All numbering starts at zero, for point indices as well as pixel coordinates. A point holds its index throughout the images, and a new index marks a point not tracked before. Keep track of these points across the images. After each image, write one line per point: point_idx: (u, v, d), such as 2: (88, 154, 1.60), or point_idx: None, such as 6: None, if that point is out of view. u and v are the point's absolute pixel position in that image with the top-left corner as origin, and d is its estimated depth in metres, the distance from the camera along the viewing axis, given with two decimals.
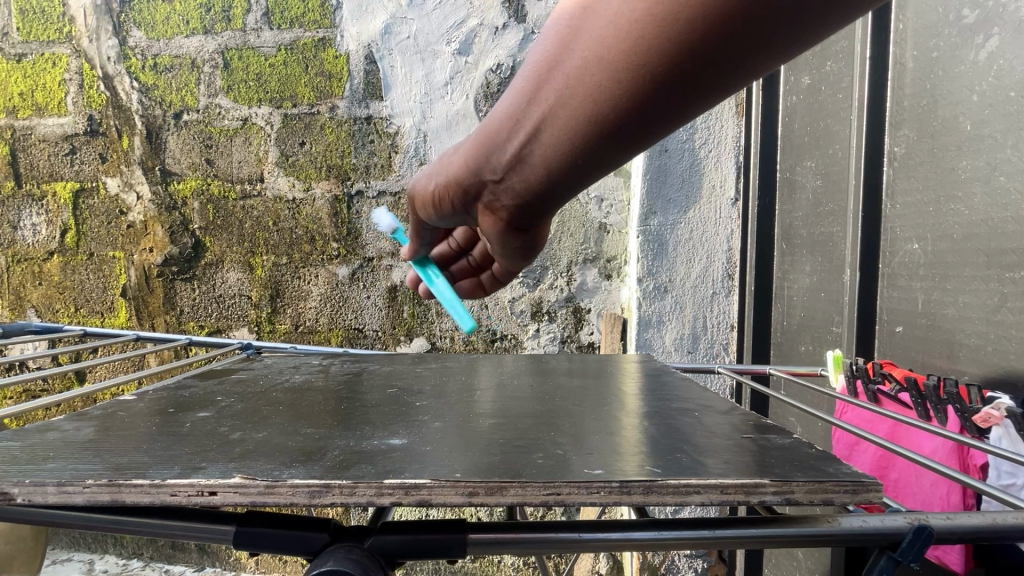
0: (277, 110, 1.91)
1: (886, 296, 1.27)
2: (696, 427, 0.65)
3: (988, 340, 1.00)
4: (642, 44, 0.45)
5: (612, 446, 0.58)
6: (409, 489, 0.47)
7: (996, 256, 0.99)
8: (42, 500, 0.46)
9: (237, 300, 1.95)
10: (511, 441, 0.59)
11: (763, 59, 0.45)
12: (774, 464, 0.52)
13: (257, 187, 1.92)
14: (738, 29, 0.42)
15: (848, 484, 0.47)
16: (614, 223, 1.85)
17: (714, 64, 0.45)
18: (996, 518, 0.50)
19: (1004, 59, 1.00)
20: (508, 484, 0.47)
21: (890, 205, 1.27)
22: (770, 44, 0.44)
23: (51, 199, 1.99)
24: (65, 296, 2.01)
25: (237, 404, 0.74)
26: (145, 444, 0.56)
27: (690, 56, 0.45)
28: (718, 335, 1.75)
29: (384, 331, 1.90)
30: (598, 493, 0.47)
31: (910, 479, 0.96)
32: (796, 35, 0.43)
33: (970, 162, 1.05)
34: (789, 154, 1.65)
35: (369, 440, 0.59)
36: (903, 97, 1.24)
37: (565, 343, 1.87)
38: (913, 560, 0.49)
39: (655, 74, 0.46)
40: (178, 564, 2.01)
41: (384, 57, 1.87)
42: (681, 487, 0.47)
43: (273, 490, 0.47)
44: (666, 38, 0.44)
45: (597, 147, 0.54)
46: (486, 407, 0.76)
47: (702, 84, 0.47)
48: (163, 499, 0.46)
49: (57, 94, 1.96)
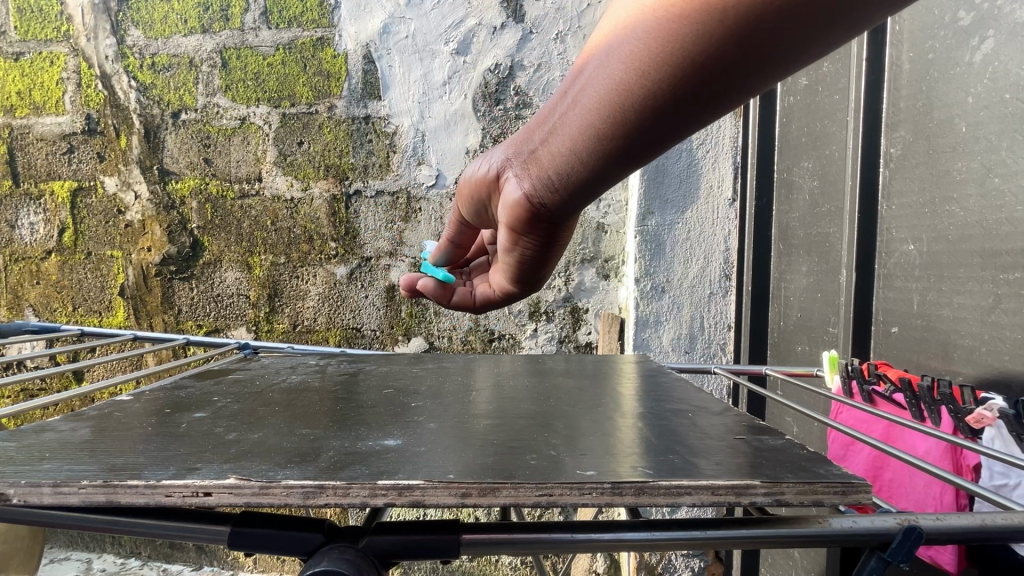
0: (276, 109, 1.91)
1: (881, 297, 1.28)
2: (690, 428, 0.65)
3: (982, 340, 1.01)
4: (682, 19, 0.47)
5: (606, 447, 0.58)
6: (403, 489, 0.47)
7: (990, 257, 1.00)
8: (39, 500, 0.47)
9: (235, 299, 1.95)
10: (505, 442, 0.60)
11: (802, 47, 0.47)
12: (766, 465, 0.52)
13: (255, 186, 1.92)
14: (777, 10, 0.44)
15: (838, 485, 0.48)
16: (612, 223, 1.85)
17: (751, 45, 0.47)
18: (986, 518, 0.51)
19: (999, 60, 1.00)
20: (502, 485, 0.47)
21: (886, 206, 1.27)
22: (800, 35, 0.46)
23: (49, 198, 1.99)
24: (62, 296, 2.01)
25: (234, 404, 0.75)
26: (141, 444, 0.57)
27: (724, 32, 0.46)
28: (716, 335, 1.74)
29: (382, 330, 1.90)
30: (590, 494, 0.47)
31: (904, 479, 0.97)
32: (835, 28, 0.45)
33: (965, 164, 1.06)
34: (787, 154, 1.65)
35: (364, 440, 0.60)
36: (899, 98, 1.24)
37: (563, 343, 1.87)
38: (903, 560, 0.49)
39: (689, 46, 0.48)
40: (177, 562, 2.01)
41: (383, 56, 1.87)
42: (673, 488, 0.47)
43: (268, 491, 0.47)
44: (705, 12, 0.46)
45: (625, 123, 0.55)
46: (482, 407, 0.76)
47: (737, 64, 0.48)
48: (158, 500, 0.47)
49: (55, 93, 1.96)
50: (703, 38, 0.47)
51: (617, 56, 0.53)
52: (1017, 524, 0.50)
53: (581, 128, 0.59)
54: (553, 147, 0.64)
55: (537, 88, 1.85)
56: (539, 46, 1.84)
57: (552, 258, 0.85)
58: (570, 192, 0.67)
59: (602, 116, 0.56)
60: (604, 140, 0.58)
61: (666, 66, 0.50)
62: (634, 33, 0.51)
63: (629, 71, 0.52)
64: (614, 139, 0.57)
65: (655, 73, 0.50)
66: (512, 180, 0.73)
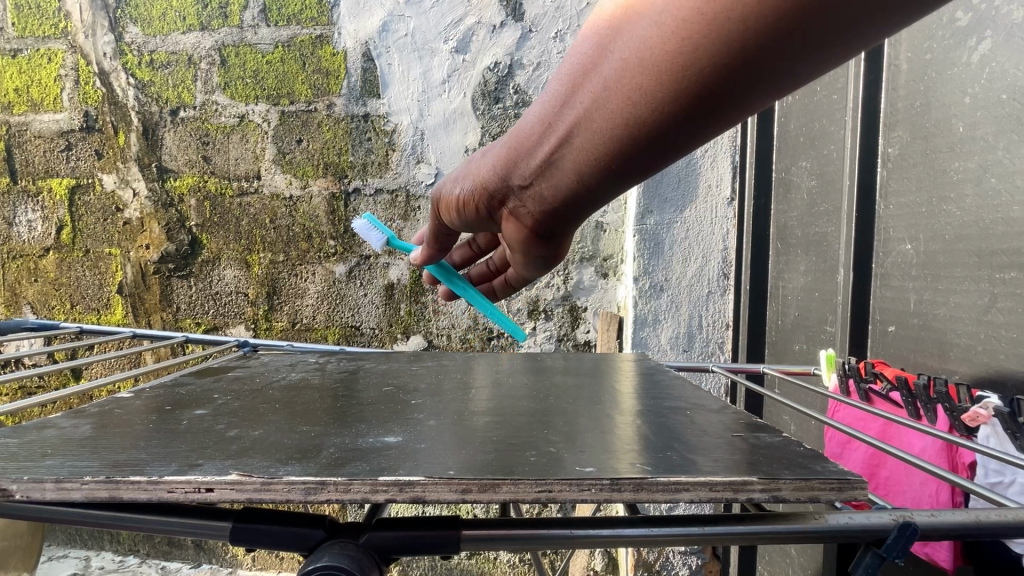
0: (274, 107, 1.90)
1: (878, 296, 1.28)
2: (688, 425, 0.66)
3: (977, 340, 1.02)
4: (686, 47, 0.47)
5: (604, 444, 0.58)
6: (403, 486, 0.47)
7: (987, 257, 1.00)
8: (41, 496, 0.47)
9: (234, 298, 1.95)
10: (505, 438, 0.60)
11: (803, 68, 0.47)
12: (763, 462, 0.53)
13: (254, 184, 1.92)
14: (778, 38, 0.44)
15: (833, 481, 0.48)
16: (610, 222, 1.86)
17: (753, 72, 0.47)
18: (979, 514, 0.51)
19: (996, 61, 1.01)
20: (502, 481, 0.48)
21: (883, 206, 1.28)
22: (802, 57, 0.45)
23: (47, 196, 1.98)
24: (60, 293, 2.01)
25: (234, 402, 0.75)
26: (142, 441, 0.57)
27: (727, 64, 0.46)
28: (714, 334, 1.76)
29: (381, 329, 1.90)
30: (589, 490, 0.48)
31: (900, 477, 0.97)
32: (836, 49, 0.45)
33: (962, 164, 1.06)
34: (785, 154, 1.66)
35: (364, 437, 0.60)
36: (897, 97, 1.25)
37: (561, 342, 1.88)
38: (898, 556, 0.50)
39: (692, 78, 0.48)
40: (175, 560, 2.01)
41: (382, 54, 1.87)
42: (671, 484, 0.48)
43: (270, 487, 0.47)
44: (706, 43, 0.46)
45: (631, 147, 0.57)
46: (482, 405, 0.76)
47: (739, 90, 0.49)
48: (161, 496, 0.47)
49: (52, 90, 1.96)
50: (708, 68, 0.47)
51: (616, 84, 0.53)
52: (1011, 521, 0.51)
53: (587, 151, 0.60)
54: (558, 166, 0.66)
55: (535, 86, 1.85)
56: (538, 45, 1.84)
57: (559, 250, 0.88)
58: (579, 201, 0.70)
59: (608, 140, 0.57)
60: (611, 161, 0.60)
61: (668, 96, 0.50)
62: (634, 58, 0.50)
63: (632, 101, 0.52)
64: (620, 159, 0.59)
65: (660, 100, 0.51)
66: (516, 194, 0.74)
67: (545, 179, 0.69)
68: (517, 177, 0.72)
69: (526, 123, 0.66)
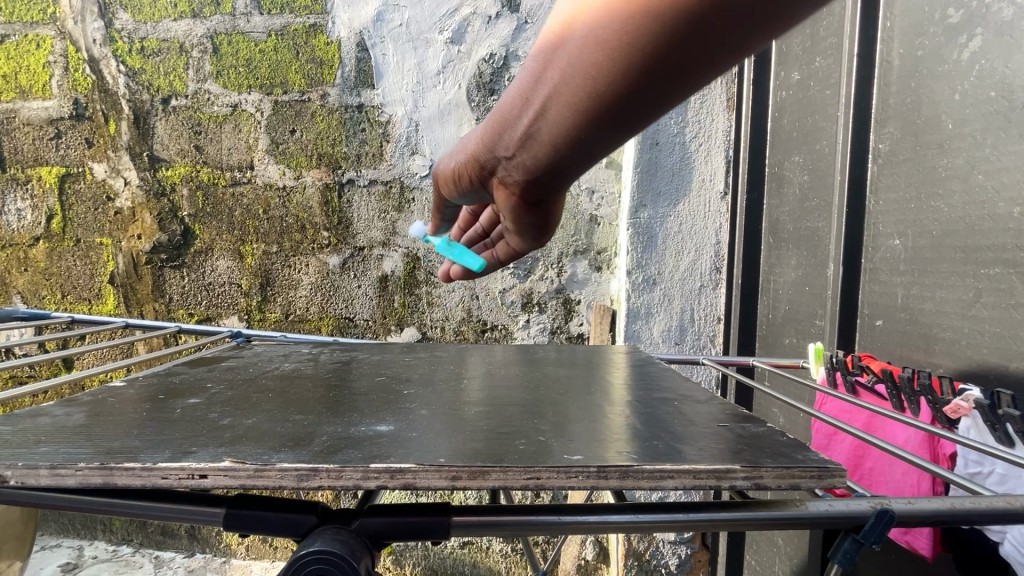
0: (268, 97, 1.89)
1: (867, 290, 1.30)
2: (675, 415, 0.67)
3: (962, 334, 1.03)
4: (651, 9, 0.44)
5: (593, 434, 0.60)
6: (395, 472, 0.48)
7: (972, 253, 1.02)
8: (36, 482, 0.47)
9: (227, 288, 1.94)
10: (496, 428, 0.61)
11: (770, 21, 0.44)
12: (746, 450, 0.54)
13: (247, 174, 1.91)
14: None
15: (814, 469, 0.50)
16: (604, 215, 1.86)
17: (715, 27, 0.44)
18: (955, 502, 0.53)
19: (986, 59, 1.02)
20: (491, 468, 0.48)
21: (874, 201, 1.29)
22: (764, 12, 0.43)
23: (37, 183, 1.97)
24: (51, 282, 1.99)
25: (227, 391, 0.75)
26: (136, 428, 0.57)
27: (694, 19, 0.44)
28: (705, 327, 1.78)
29: (375, 320, 1.91)
30: (576, 478, 0.49)
31: (883, 467, 0.99)
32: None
33: (950, 161, 1.08)
34: (778, 148, 1.67)
35: (357, 426, 0.61)
36: (889, 94, 1.26)
37: (555, 334, 1.89)
38: (875, 541, 0.52)
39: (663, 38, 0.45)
40: (169, 550, 2.02)
41: (376, 44, 1.86)
42: (656, 472, 0.49)
43: (262, 473, 0.48)
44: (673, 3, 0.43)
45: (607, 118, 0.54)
46: (474, 395, 0.77)
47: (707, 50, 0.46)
48: (155, 482, 0.47)
49: (41, 77, 1.93)
50: (678, 24, 0.44)
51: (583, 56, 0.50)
52: (987, 508, 0.52)
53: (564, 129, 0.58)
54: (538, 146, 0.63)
55: None
56: (534, 37, 1.83)
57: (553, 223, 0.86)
58: (560, 174, 0.67)
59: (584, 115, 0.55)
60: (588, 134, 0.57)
61: (638, 60, 0.47)
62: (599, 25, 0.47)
63: (605, 70, 0.49)
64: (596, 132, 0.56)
65: (632, 67, 0.48)
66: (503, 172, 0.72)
67: (523, 159, 0.67)
68: (500, 150, 0.68)
69: (501, 104, 0.63)
